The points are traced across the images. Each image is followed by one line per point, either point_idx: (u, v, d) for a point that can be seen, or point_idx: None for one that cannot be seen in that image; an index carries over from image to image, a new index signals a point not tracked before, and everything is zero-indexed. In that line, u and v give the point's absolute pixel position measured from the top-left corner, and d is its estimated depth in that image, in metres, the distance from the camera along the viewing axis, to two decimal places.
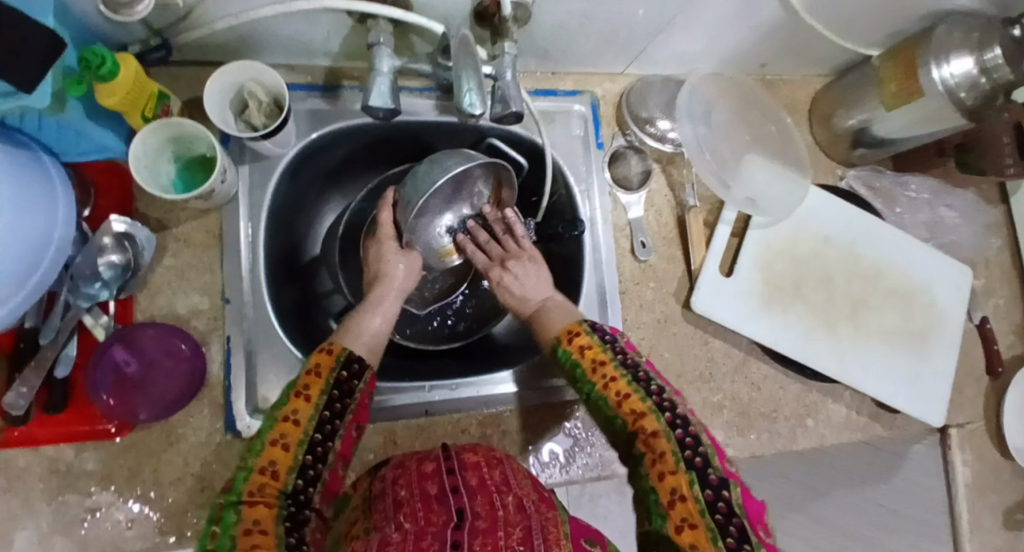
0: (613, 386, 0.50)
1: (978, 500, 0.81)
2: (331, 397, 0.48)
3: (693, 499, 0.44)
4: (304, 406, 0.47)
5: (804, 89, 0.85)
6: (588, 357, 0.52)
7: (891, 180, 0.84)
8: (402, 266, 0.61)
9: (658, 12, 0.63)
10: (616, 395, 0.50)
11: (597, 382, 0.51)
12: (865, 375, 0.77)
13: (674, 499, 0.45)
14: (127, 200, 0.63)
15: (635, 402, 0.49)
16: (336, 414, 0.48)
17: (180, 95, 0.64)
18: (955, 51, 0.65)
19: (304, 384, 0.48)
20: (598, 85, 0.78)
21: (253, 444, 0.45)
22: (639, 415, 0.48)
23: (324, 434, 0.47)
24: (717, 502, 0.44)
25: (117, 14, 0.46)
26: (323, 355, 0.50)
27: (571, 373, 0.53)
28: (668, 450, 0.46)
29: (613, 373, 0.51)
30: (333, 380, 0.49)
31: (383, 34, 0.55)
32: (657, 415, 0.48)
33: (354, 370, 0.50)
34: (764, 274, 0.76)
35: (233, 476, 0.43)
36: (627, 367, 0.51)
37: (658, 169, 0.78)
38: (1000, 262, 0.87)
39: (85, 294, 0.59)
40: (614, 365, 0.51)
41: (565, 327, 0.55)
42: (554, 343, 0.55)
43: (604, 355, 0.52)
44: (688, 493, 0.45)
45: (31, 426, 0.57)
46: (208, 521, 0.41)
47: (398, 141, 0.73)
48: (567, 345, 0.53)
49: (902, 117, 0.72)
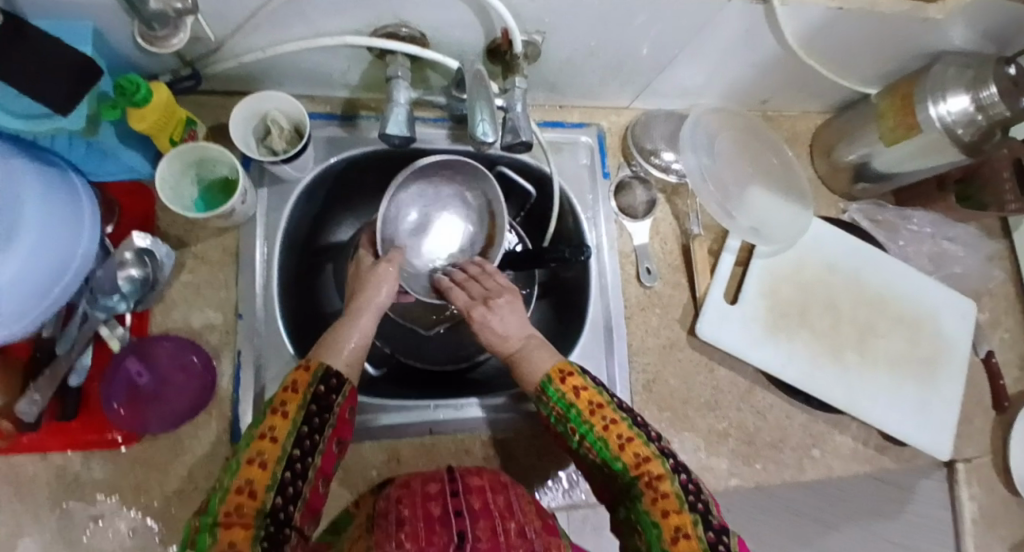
0: (613, 429, 0.51)
1: (991, 538, 0.80)
2: (308, 412, 0.48)
3: (696, 538, 0.45)
4: (282, 423, 0.47)
5: (806, 124, 0.88)
6: (584, 398, 0.52)
7: (894, 213, 0.86)
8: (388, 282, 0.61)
9: (660, 49, 0.66)
10: (618, 438, 0.50)
11: (596, 424, 0.51)
12: (873, 406, 0.77)
13: (678, 537, 0.45)
14: (149, 218, 0.65)
15: (638, 446, 0.50)
16: (315, 429, 0.48)
17: (205, 121, 0.67)
18: (950, 89, 0.68)
19: (282, 400, 0.48)
20: (604, 117, 0.81)
21: (229, 465, 0.45)
22: (643, 459, 0.49)
23: (302, 450, 0.47)
24: (718, 543, 0.45)
25: (153, 45, 0.50)
26: (300, 371, 0.50)
27: (562, 413, 0.53)
28: (671, 491, 0.47)
29: (613, 415, 0.51)
30: (311, 396, 0.49)
31: (400, 67, 0.58)
32: (660, 459, 0.49)
33: (332, 385, 0.51)
34: (768, 301, 0.77)
35: (209, 497, 0.43)
36: (625, 412, 0.52)
37: (662, 199, 0.80)
38: (1005, 296, 0.87)
39: (104, 306, 0.61)
40: (613, 409, 0.52)
41: (557, 366, 0.54)
42: (540, 381, 0.54)
43: (602, 398, 0.52)
44: (693, 532, 0.45)
45: (42, 434, 0.58)
46: (182, 545, 0.41)
47: (410, 167, 0.76)
48: (559, 385, 0.53)
49: (902, 152, 0.74)
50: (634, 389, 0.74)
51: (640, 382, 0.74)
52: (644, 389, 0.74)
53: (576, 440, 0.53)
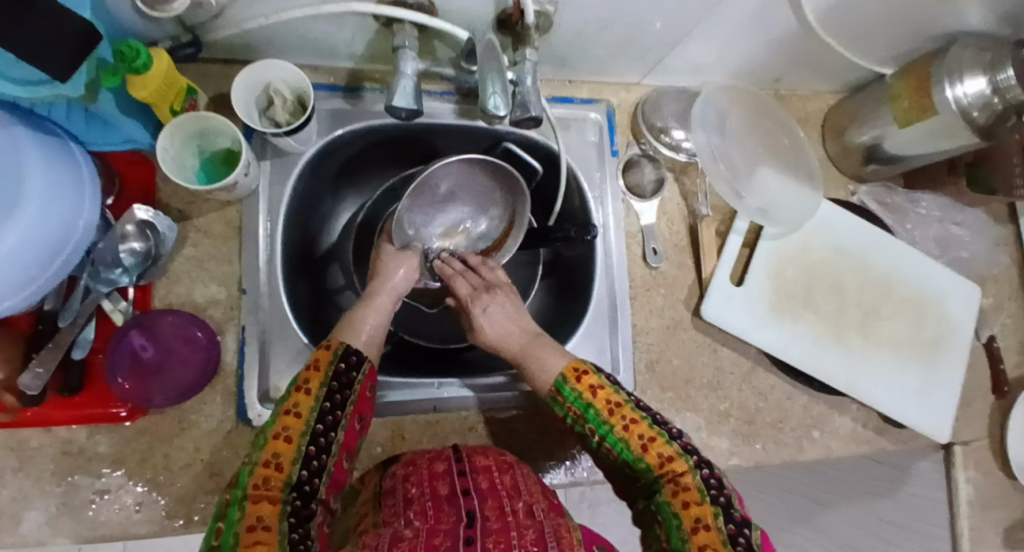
0: (634, 428, 0.49)
1: (983, 519, 0.81)
2: (329, 389, 0.48)
3: (717, 529, 0.44)
4: (305, 399, 0.47)
5: (818, 104, 0.86)
6: (601, 398, 0.51)
7: (903, 197, 0.85)
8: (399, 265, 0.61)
9: (674, 24, 0.65)
10: (639, 438, 0.49)
11: (615, 423, 0.50)
12: (875, 389, 0.77)
13: (698, 528, 0.45)
14: (150, 190, 0.64)
15: (661, 446, 0.48)
16: (337, 405, 0.48)
17: (206, 91, 0.66)
18: (968, 70, 0.66)
19: (305, 378, 0.48)
20: (613, 94, 0.79)
21: (257, 439, 0.46)
22: (666, 458, 0.48)
23: (325, 425, 0.47)
24: (739, 536, 0.44)
25: (154, 10, 0.48)
26: (322, 350, 0.50)
27: (580, 413, 0.52)
28: (693, 485, 0.46)
29: (634, 414, 0.50)
30: (333, 373, 0.49)
31: (407, 38, 0.56)
32: (684, 457, 0.48)
33: (352, 362, 0.50)
34: (774, 283, 0.76)
35: (238, 471, 0.44)
36: (645, 410, 0.51)
37: (670, 177, 0.79)
38: (1010, 282, 0.87)
39: (106, 279, 0.60)
40: (632, 408, 0.50)
41: (572, 364, 0.53)
42: (556, 381, 0.53)
43: (620, 397, 0.51)
44: (713, 523, 0.45)
45: (46, 407, 0.58)
46: (215, 517, 0.43)
47: (415, 143, 0.75)
48: (574, 384, 0.52)
49: (914, 134, 0.73)
50: (638, 369, 0.74)
51: (644, 361, 0.74)
52: (648, 368, 0.74)
53: (595, 440, 0.52)
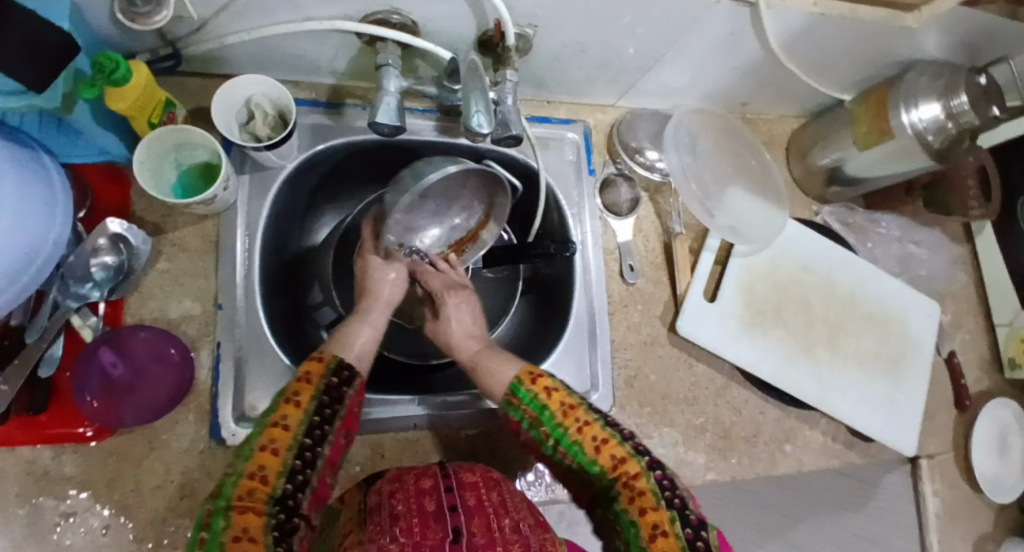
0: (587, 431, 0.50)
1: (950, 528, 0.84)
2: (320, 403, 0.48)
3: (674, 535, 0.46)
4: (294, 412, 0.47)
5: (783, 128, 0.90)
6: (556, 399, 0.51)
7: (864, 217, 0.89)
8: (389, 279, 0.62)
9: (648, 49, 0.67)
10: (592, 440, 0.50)
11: (570, 426, 0.51)
12: (842, 402, 0.80)
13: (656, 534, 0.46)
14: (125, 204, 0.63)
15: (613, 447, 0.50)
16: (326, 419, 0.48)
17: (185, 104, 0.65)
18: (922, 97, 0.70)
19: (295, 390, 0.48)
20: (590, 115, 0.81)
21: (241, 451, 0.45)
22: (619, 460, 0.49)
23: (313, 439, 0.47)
24: (696, 540, 0.46)
25: (134, 23, 0.48)
26: (314, 362, 0.50)
27: (534, 417, 0.52)
28: (648, 489, 0.48)
29: (587, 416, 0.51)
30: (324, 386, 0.49)
31: (390, 56, 0.57)
32: (636, 458, 0.49)
33: (343, 378, 0.51)
34: (746, 300, 0.79)
35: (221, 481, 0.43)
36: (597, 412, 0.52)
37: (645, 197, 0.81)
38: (966, 298, 0.92)
39: (75, 294, 0.58)
40: (585, 410, 0.52)
41: (526, 368, 0.54)
42: (510, 384, 0.53)
43: (573, 399, 0.52)
44: (670, 529, 0.46)
45: (8, 426, 0.55)
46: (194, 528, 0.41)
47: (396, 157, 0.75)
48: (529, 386, 0.52)
49: (874, 156, 0.77)
50: (616, 384, 0.74)
51: (622, 378, 0.75)
52: (626, 384, 0.75)
53: (548, 446, 0.52)
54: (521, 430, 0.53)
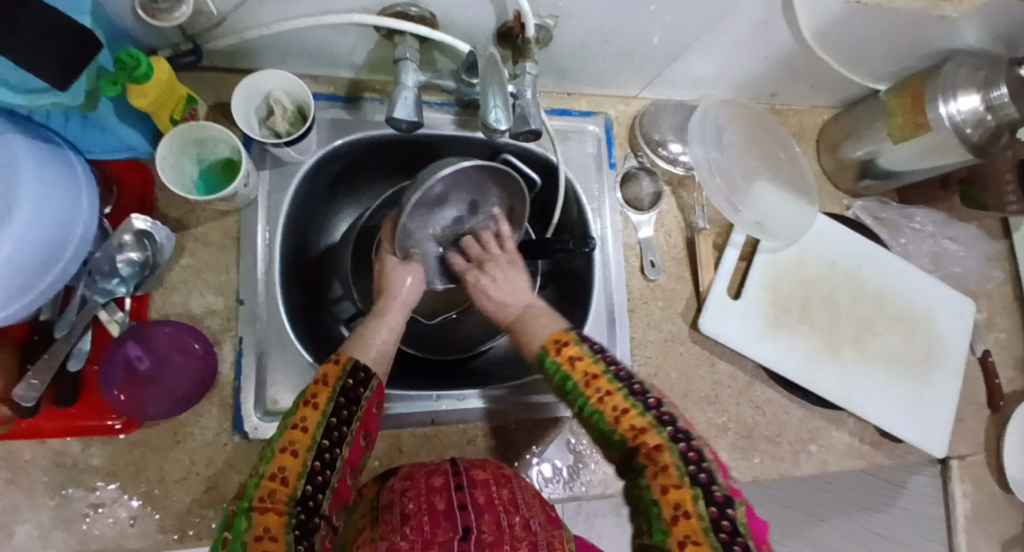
0: (608, 400, 0.48)
1: (980, 533, 0.82)
2: (337, 404, 0.48)
3: (697, 516, 0.43)
4: (312, 414, 0.47)
5: (813, 119, 0.87)
6: (580, 368, 0.50)
7: (896, 211, 0.86)
8: (408, 278, 0.63)
9: (672, 39, 0.65)
10: (613, 409, 0.48)
11: (591, 395, 0.49)
12: (869, 403, 0.78)
13: (678, 515, 0.43)
14: (148, 199, 0.64)
15: (634, 418, 0.47)
16: (343, 421, 0.48)
17: (206, 100, 0.66)
18: (962, 88, 0.67)
19: (313, 392, 0.48)
20: (612, 107, 0.80)
21: (264, 453, 0.45)
22: (639, 430, 0.47)
23: (331, 441, 0.46)
24: (722, 520, 0.43)
25: (155, 19, 0.48)
26: (331, 365, 0.50)
27: (560, 385, 0.51)
28: (671, 463, 0.45)
29: (609, 386, 0.49)
30: (340, 388, 0.49)
31: (409, 49, 0.56)
32: (659, 429, 0.47)
33: (359, 379, 0.50)
34: (769, 297, 0.77)
35: (245, 483, 0.43)
36: (620, 380, 0.49)
37: (668, 191, 0.79)
38: (1002, 296, 0.88)
39: (103, 289, 0.59)
40: (608, 379, 0.49)
41: (554, 336, 0.53)
42: (539, 351, 0.53)
43: (597, 367, 0.50)
44: (693, 509, 0.43)
45: (39, 419, 0.57)
46: (221, 527, 0.42)
47: (414, 152, 0.74)
48: (555, 355, 0.52)
49: (909, 150, 0.74)
50: None
51: (642, 375, 0.74)
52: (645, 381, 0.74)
53: (575, 411, 0.51)
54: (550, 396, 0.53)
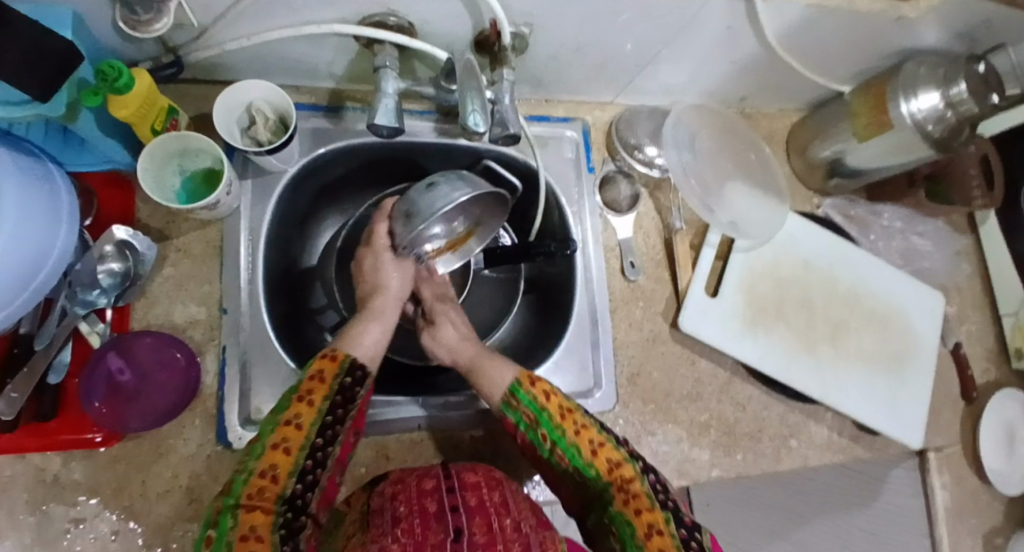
0: (584, 434, 0.52)
1: (959, 523, 0.84)
2: (332, 402, 0.48)
3: (669, 534, 0.46)
4: (307, 411, 0.47)
5: (782, 122, 0.90)
6: (555, 403, 0.53)
7: (865, 209, 0.89)
8: (397, 277, 0.61)
9: (643, 47, 0.68)
10: (589, 443, 0.51)
11: (568, 429, 0.52)
12: (846, 397, 0.79)
13: (652, 533, 0.47)
14: (129, 213, 0.64)
15: (609, 451, 0.51)
16: (337, 420, 0.49)
17: (187, 111, 0.66)
18: (922, 87, 0.70)
19: (308, 388, 0.48)
20: (588, 113, 0.82)
21: (253, 448, 0.45)
22: (615, 464, 0.50)
23: (324, 439, 0.47)
24: (690, 540, 0.47)
25: (136, 30, 0.49)
26: (327, 360, 0.50)
27: (533, 418, 0.53)
28: (643, 491, 0.49)
29: (584, 420, 0.52)
30: (337, 386, 0.49)
31: (388, 58, 0.58)
32: (630, 463, 0.51)
33: (356, 378, 0.51)
34: (747, 296, 0.79)
35: (233, 479, 0.43)
36: (595, 418, 0.53)
37: (645, 193, 0.81)
38: (971, 290, 0.91)
39: (83, 300, 0.59)
40: (583, 414, 0.53)
41: (523, 370, 0.55)
42: (510, 385, 0.54)
43: (571, 403, 0.53)
44: (665, 528, 0.47)
45: (18, 436, 0.56)
46: (206, 524, 0.42)
47: (397, 164, 0.76)
48: (528, 388, 0.53)
49: (874, 149, 0.77)
50: (619, 382, 0.75)
51: (625, 375, 0.75)
52: (629, 381, 0.75)
53: (546, 447, 0.53)
54: (517, 429, 0.54)
